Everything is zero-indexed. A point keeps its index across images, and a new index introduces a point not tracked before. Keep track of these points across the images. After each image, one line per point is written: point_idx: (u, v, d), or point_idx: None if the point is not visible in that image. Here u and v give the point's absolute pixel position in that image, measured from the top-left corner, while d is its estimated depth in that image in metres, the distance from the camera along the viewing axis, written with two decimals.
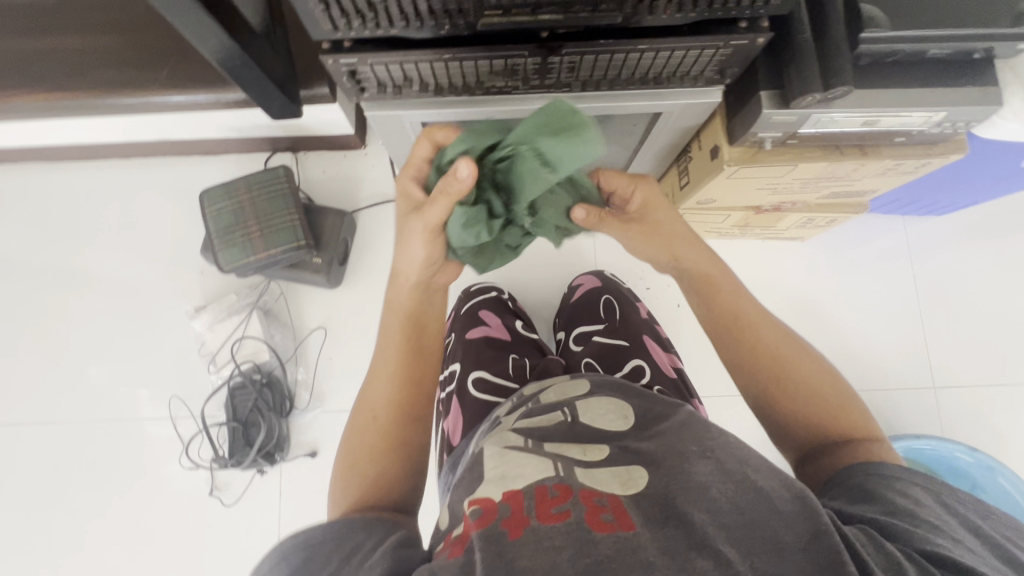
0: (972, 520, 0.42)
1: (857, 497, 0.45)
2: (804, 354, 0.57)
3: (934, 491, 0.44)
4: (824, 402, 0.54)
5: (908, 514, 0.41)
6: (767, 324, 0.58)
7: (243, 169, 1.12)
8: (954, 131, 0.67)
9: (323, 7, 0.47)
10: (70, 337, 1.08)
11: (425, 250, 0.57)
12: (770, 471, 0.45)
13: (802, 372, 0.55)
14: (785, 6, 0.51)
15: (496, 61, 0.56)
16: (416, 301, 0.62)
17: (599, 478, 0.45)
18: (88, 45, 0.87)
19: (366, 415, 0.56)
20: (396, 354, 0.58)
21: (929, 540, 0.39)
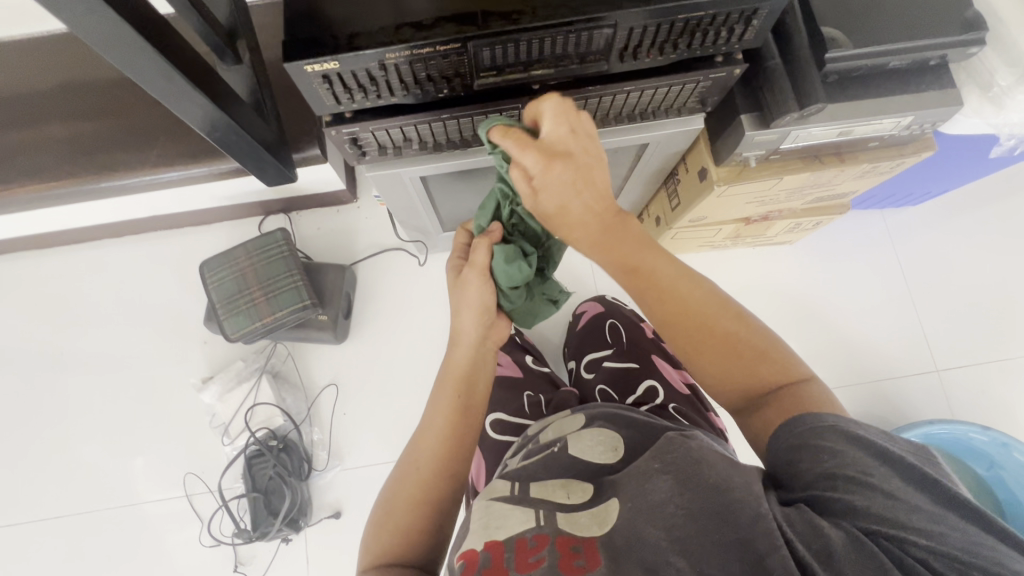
0: (915, 467, 0.42)
1: (787, 474, 0.46)
2: (733, 311, 0.51)
3: (849, 436, 0.44)
4: (753, 357, 0.50)
5: (825, 479, 0.43)
6: (695, 288, 0.52)
7: (238, 234, 1.13)
8: (921, 132, 0.71)
9: (327, 86, 0.49)
10: (74, 424, 1.06)
11: (480, 295, 0.60)
12: (724, 466, 0.48)
13: (730, 330, 0.51)
14: (756, 40, 0.53)
15: (492, 115, 0.58)
16: (475, 359, 0.61)
17: (580, 523, 0.50)
18: (76, 133, 0.87)
19: (411, 464, 0.57)
20: (445, 411, 0.58)
21: (858, 505, 0.40)
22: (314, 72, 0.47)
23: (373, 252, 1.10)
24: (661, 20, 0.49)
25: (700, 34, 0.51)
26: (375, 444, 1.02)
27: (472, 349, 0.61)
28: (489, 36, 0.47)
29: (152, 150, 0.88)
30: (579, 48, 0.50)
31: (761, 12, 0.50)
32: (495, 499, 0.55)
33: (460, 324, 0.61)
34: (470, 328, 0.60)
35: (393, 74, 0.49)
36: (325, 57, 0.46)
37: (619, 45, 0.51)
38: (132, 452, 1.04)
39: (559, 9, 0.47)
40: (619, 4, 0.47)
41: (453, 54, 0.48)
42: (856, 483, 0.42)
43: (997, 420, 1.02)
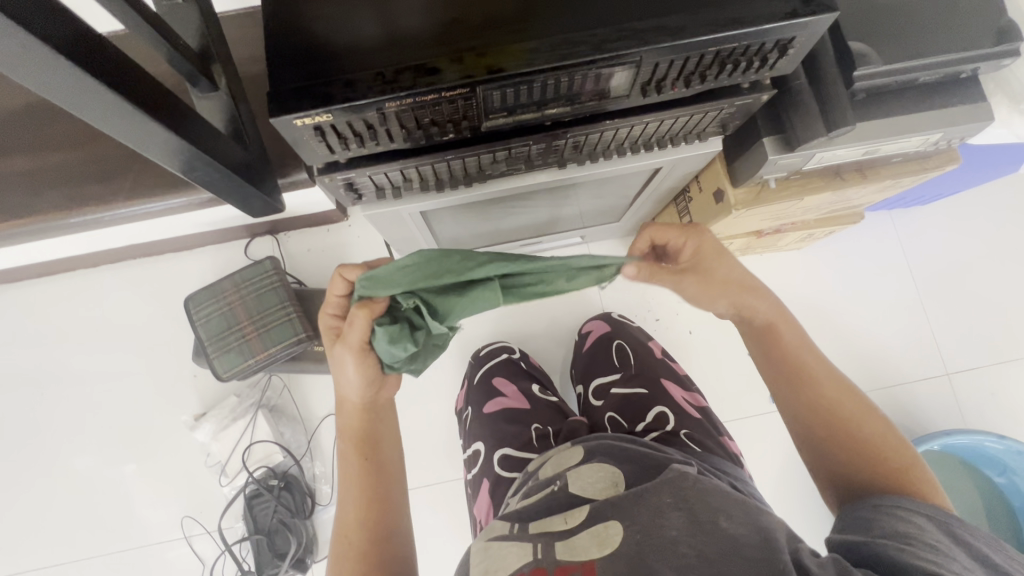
0: (982, 551, 0.43)
1: (854, 526, 0.46)
2: (878, 420, 0.53)
3: (935, 518, 0.44)
4: (880, 458, 0.50)
5: (901, 535, 0.43)
6: (838, 385, 0.54)
7: (224, 259, 1.06)
8: (947, 146, 0.67)
9: (320, 137, 0.44)
10: (61, 468, 1.01)
11: (362, 370, 0.53)
12: (742, 517, 0.48)
13: (864, 430, 0.52)
14: (788, 67, 0.49)
15: (499, 152, 0.54)
16: (367, 419, 0.58)
17: (580, 548, 0.48)
18: (38, 166, 0.79)
19: (339, 544, 0.53)
20: (357, 479, 0.55)
21: (910, 556, 0.41)
22: (304, 125, 0.42)
23: None
24: (693, 53, 0.44)
25: (731, 64, 0.47)
26: None
27: (364, 413, 0.57)
28: (502, 79, 0.42)
29: (122, 182, 0.80)
30: (599, 85, 0.46)
31: (799, 39, 0.45)
32: (494, 538, 0.52)
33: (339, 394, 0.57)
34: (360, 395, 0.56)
35: (393, 122, 0.44)
36: (316, 110, 0.41)
37: (643, 79, 0.46)
38: (124, 496, 0.99)
39: (578, 46, 0.42)
40: (645, 39, 0.42)
41: (461, 99, 0.43)
42: (927, 543, 0.42)
43: (1009, 422, 1.01)
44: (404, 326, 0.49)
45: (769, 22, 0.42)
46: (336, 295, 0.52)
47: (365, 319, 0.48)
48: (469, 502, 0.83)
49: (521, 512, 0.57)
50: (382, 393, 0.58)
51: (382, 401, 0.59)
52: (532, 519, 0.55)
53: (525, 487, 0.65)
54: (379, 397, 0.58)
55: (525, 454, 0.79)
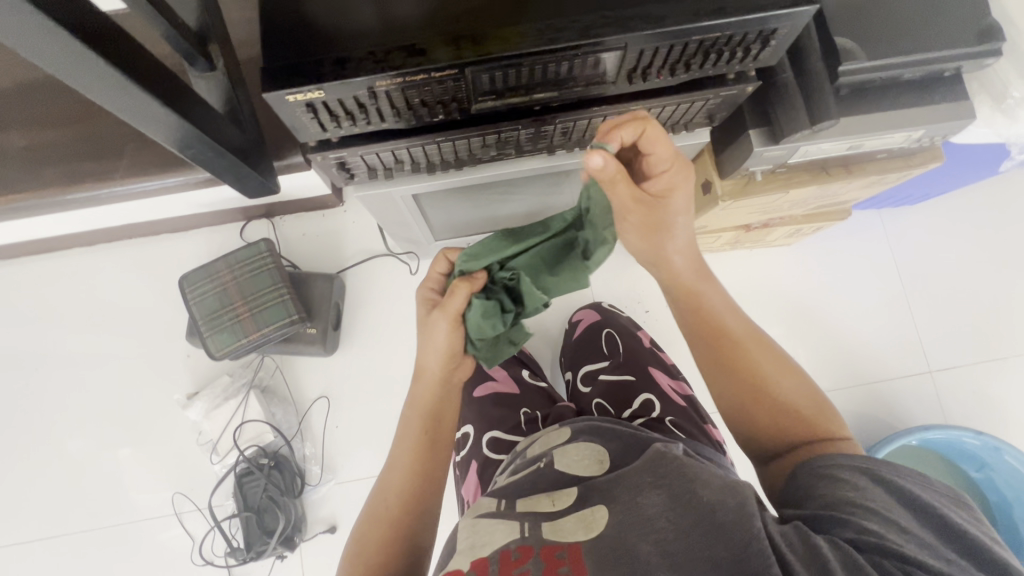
0: (911, 492, 0.45)
1: (804, 499, 0.48)
2: (791, 377, 0.58)
3: (867, 470, 0.47)
4: (796, 410, 0.56)
5: (844, 503, 0.45)
6: (753, 342, 0.60)
7: (219, 241, 1.07)
8: (929, 144, 0.69)
9: (311, 114, 0.45)
10: (53, 443, 1.02)
11: (447, 341, 0.57)
12: (717, 487, 0.49)
13: (779, 383, 0.57)
14: (772, 59, 0.50)
15: (489, 136, 0.55)
16: (441, 394, 0.60)
17: (566, 531, 0.50)
18: (34, 142, 0.79)
19: (378, 505, 0.55)
20: (412, 450, 0.57)
21: (854, 524, 0.43)
22: (296, 101, 0.43)
23: (362, 258, 1.06)
24: (677, 42, 0.45)
25: (715, 54, 0.48)
26: (369, 458, 0.99)
27: (436, 388, 0.60)
28: (489, 61, 0.43)
29: (120, 160, 0.81)
30: (585, 70, 0.47)
31: (781, 31, 0.46)
32: (482, 515, 0.55)
33: (419, 363, 0.60)
34: (437, 369, 0.59)
35: (383, 101, 0.46)
36: (308, 86, 0.42)
37: (628, 67, 0.48)
38: (116, 471, 1.00)
39: (565, 31, 0.43)
40: (630, 26, 0.43)
41: (450, 80, 0.44)
42: (866, 505, 0.44)
43: (988, 419, 1.03)
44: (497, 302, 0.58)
45: (751, 12, 0.44)
46: (435, 274, 0.63)
47: (466, 290, 0.56)
48: (457, 483, 0.85)
49: (508, 489, 0.60)
50: (459, 372, 0.62)
51: (458, 381, 0.62)
52: (519, 497, 0.58)
53: (512, 466, 0.69)
54: (453, 375, 0.61)
55: (514, 438, 0.82)
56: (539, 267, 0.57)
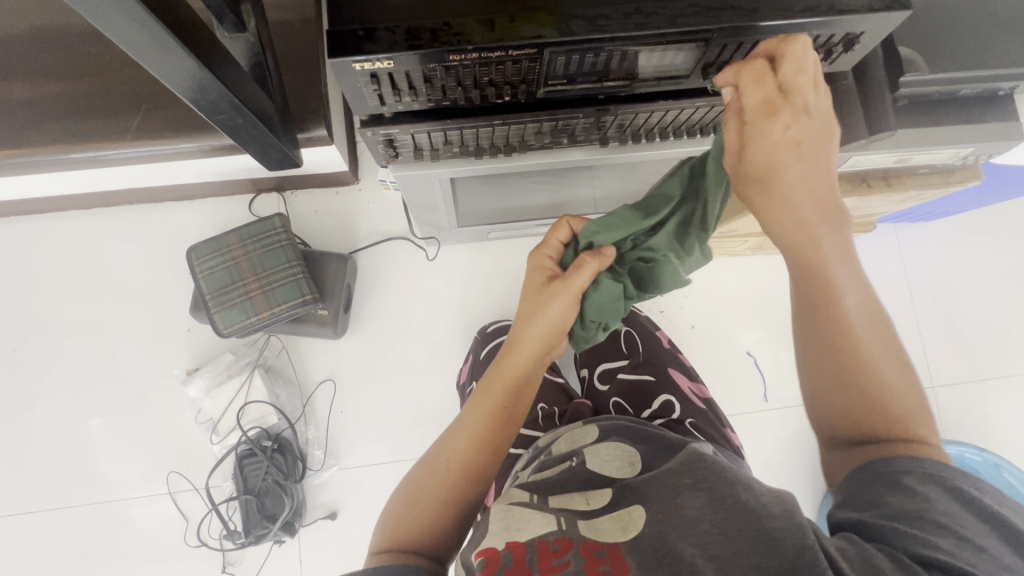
0: (988, 505, 0.40)
1: (857, 501, 0.43)
2: (899, 363, 0.47)
3: (943, 480, 0.41)
4: (884, 400, 0.46)
5: (913, 516, 0.39)
6: (870, 324, 0.47)
7: (226, 213, 1.03)
8: (970, 162, 0.69)
9: (374, 84, 0.43)
10: (40, 414, 0.97)
11: (561, 316, 0.58)
12: (767, 494, 0.46)
13: (878, 368, 0.46)
14: (847, 63, 0.49)
15: (547, 123, 0.52)
16: (528, 372, 0.59)
17: (604, 531, 0.48)
18: (34, 93, 0.73)
19: (440, 462, 0.54)
20: (486, 418, 0.56)
21: (930, 545, 0.38)
22: (361, 70, 0.41)
23: (376, 240, 1.02)
24: (763, 38, 0.43)
25: None
26: (374, 445, 0.97)
27: (528, 362, 0.58)
28: (571, 43, 0.41)
29: (131, 119, 0.76)
30: (662, 60, 0.45)
31: (867, 35, 0.45)
32: (515, 503, 0.52)
33: (518, 332, 0.59)
34: (534, 344, 0.58)
35: (451, 77, 0.43)
36: (377, 56, 0.39)
37: (708, 59, 0.46)
38: (107, 446, 0.96)
39: (653, 16, 0.41)
40: (721, 16, 0.41)
41: (525, 59, 0.42)
42: (939, 523, 0.39)
43: (986, 438, 1.05)
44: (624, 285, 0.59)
45: (844, 13, 0.42)
46: (556, 241, 0.61)
47: (595, 266, 0.56)
48: None
49: (538, 482, 0.57)
50: (549, 353, 0.60)
51: (546, 361, 0.61)
52: (550, 492, 0.55)
53: (537, 460, 0.66)
54: (546, 353, 0.60)
55: (533, 432, 0.81)
56: (676, 242, 0.55)
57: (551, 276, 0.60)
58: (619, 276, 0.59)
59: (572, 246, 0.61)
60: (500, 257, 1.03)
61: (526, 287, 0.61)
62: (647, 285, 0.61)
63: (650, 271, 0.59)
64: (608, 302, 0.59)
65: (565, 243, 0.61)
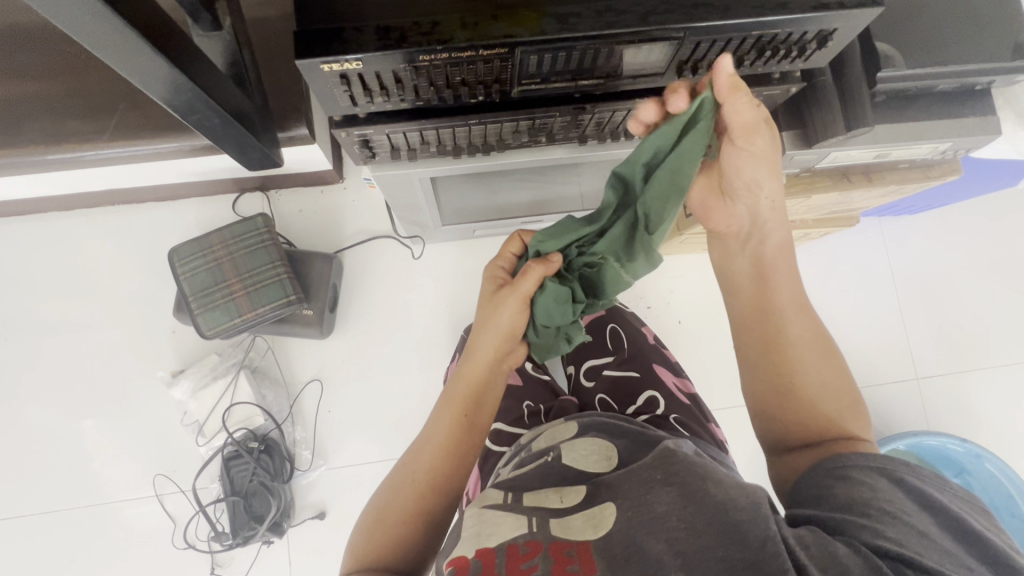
0: (926, 493, 0.43)
1: (812, 498, 0.47)
2: (827, 372, 0.54)
3: (881, 471, 0.45)
4: (813, 404, 0.53)
5: (859, 505, 0.43)
6: (804, 338, 0.55)
7: (209, 213, 1.02)
8: (949, 157, 0.69)
9: (343, 85, 0.42)
10: (24, 417, 0.96)
11: (511, 321, 0.57)
12: (738, 492, 0.47)
13: (807, 378, 0.53)
14: (821, 60, 0.49)
15: (524, 122, 0.52)
16: (488, 379, 0.59)
17: (574, 528, 0.48)
18: (7, 93, 0.72)
19: (406, 475, 0.55)
20: (449, 427, 0.56)
21: (878, 532, 0.41)
22: (331, 71, 0.40)
23: (361, 239, 1.02)
24: (734, 36, 0.43)
25: (769, 51, 0.46)
26: (362, 444, 0.97)
27: (486, 368, 0.58)
28: (542, 42, 0.40)
29: (108, 119, 0.75)
30: (635, 59, 0.45)
31: (839, 32, 0.45)
32: (489, 506, 0.52)
33: (472, 342, 0.59)
34: (487, 351, 0.58)
35: (423, 78, 0.43)
36: (346, 57, 0.39)
37: (681, 58, 0.46)
38: (93, 449, 0.96)
39: (624, 15, 0.41)
40: (692, 15, 0.41)
41: (497, 59, 0.42)
42: (884, 511, 0.42)
43: (970, 428, 1.06)
44: (571, 289, 0.56)
45: (814, 10, 0.42)
46: (509, 254, 0.62)
47: (541, 271, 0.55)
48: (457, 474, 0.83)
49: (514, 480, 0.58)
50: (506, 359, 0.60)
51: (505, 368, 0.61)
52: (525, 490, 0.56)
53: (517, 458, 0.67)
54: (505, 359, 0.60)
55: (517, 430, 0.81)
56: (620, 246, 0.54)
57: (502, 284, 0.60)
58: (567, 281, 0.57)
59: (524, 258, 0.61)
60: (486, 254, 1.02)
61: (480, 299, 0.61)
62: (601, 292, 0.59)
63: (599, 278, 0.57)
64: (553, 308, 0.57)
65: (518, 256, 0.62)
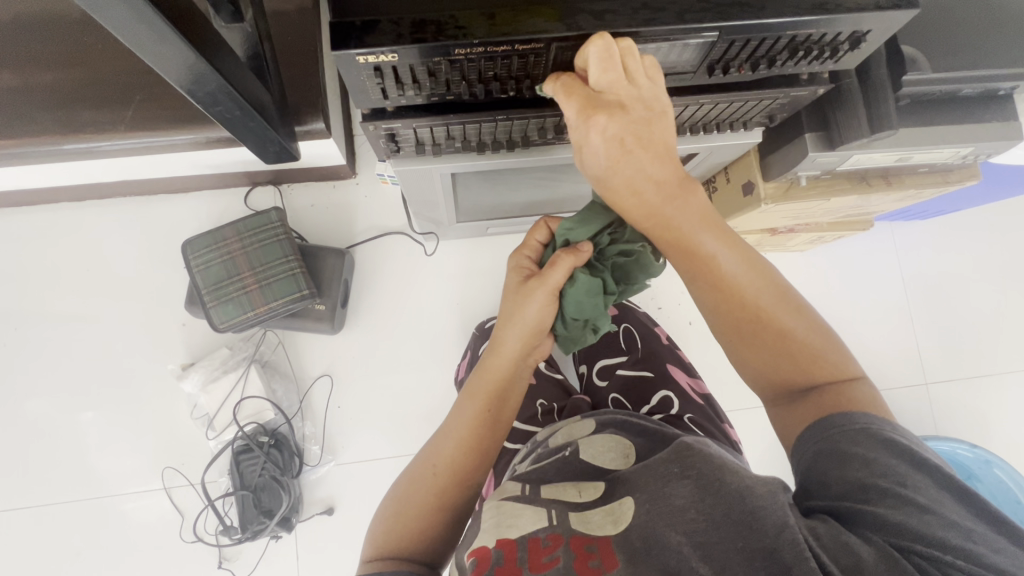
0: (916, 453, 0.42)
1: (808, 484, 0.44)
2: (799, 311, 0.48)
3: (868, 436, 0.43)
4: (807, 356, 0.48)
5: (859, 489, 0.41)
6: (762, 286, 0.48)
7: (221, 206, 1.01)
8: (970, 161, 0.69)
9: (377, 77, 0.42)
10: (32, 408, 0.96)
11: (539, 315, 0.57)
12: (756, 479, 0.46)
13: (789, 327, 0.48)
14: (850, 63, 0.49)
15: (552, 119, 0.52)
16: (513, 373, 0.58)
17: (594, 523, 0.48)
18: (26, 83, 0.72)
19: (427, 469, 0.55)
20: (472, 421, 0.56)
21: (887, 517, 0.39)
22: (365, 63, 0.40)
23: (373, 234, 1.01)
24: (767, 35, 0.43)
25: (803, 51, 0.46)
26: (370, 441, 0.97)
27: (511, 362, 0.58)
28: (577, 38, 0.40)
29: (125, 110, 0.74)
30: (668, 56, 0.44)
31: (873, 33, 0.44)
32: (507, 498, 0.52)
33: (498, 335, 0.58)
34: (513, 345, 0.57)
35: (456, 71, 0.43)
36: (382, 48, 0.38)
37: (713, 57, 0.45)
38: (102, 441, 0.95)
39: (660, 12, 0.41)
40: (726, 13, 0.41)
41: (532, 54, 0.42)
42: (886, 490, 0.40)
43: (978, 433, 1.06)
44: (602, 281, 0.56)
45: (853, 11, 0.42)
46: (534, 243, 0.61)
47: (571, 261, 0.55)
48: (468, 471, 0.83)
49: (531, 473, 0.58)
50: (532, 353, 0.60)
51: (530, 362, 0.60)
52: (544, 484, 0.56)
53: (533, 454, 0.66)
54: (530, 354, 0.60)
55: (530, 428, 0.81)
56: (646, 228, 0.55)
57: (528, 274, 0.59)
58: (597, 272, 0.57)
59: (550, 246, 0.61)
60: (498, 252, 1.02)
61: (505, 291, 0.60)
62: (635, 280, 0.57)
63: (632, 266, 0.56)
64: (582, 300, 0.56)
65: (544, 244, 0.61)
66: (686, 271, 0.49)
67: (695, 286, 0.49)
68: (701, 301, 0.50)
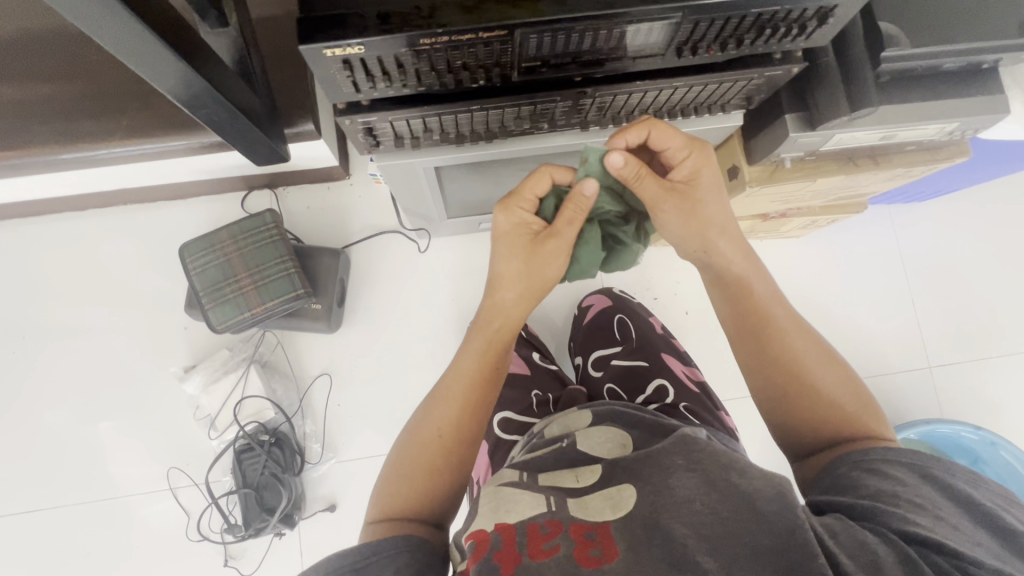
0: (960, 488, 0.44)
1: (833, 487, 0.48)
2: (836, 367, 0.56)
3: (913, 466, 0.46)
4: (840, 412, 0.53)
5: (887, 495, 0.44)
6: (802, 336, 0.56)
7: (218, 210, 1.03)
8: (958, 137, 0.68)
9: (347, 71, 0.43)
10: (40, 414, 0.98)
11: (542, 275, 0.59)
12: (763, 479, 0.46)
13: (824, 384, 0.54)
14: (818, 41, 0.49)
15: (527, 107, 0.53)
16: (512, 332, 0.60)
17: (594, 509, 0.48)
18: (24, 97, 0.74)
19: (433, 430, 0.55)
20: (474, 380, 0.57)
21: (910, 520, 0.41)
22: (333, 56, 0.41)
23: (368, 234, 1.03)
24: (731, 15, 0.43)
25: (769, 29, 0.46)
26: (370, 437, 0.98)
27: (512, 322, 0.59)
28: (540, 24, 0.41)
29: (119, 119, 0.76)
30: (634, 39, 0.45)
31: (841, 8, 0.44)
32: (503, 484, 0.53)
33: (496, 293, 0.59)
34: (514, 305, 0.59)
35: (424, 61, 0.43)
36: (349, 41, 0.39)
37: (679, 39, 0.46)
38: (109, 444, 0.97)
39: None
40: None
41: (497, 42, 0.42)
42: (912, 502, 0.43)
43: (983, 416, 1.05)
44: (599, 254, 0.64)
45: None
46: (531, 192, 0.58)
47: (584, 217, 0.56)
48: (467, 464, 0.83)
49: (527, 460, 0.58)
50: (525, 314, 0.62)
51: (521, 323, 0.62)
52: (539, 471, 0.56)
53: (529, 444, 0.66)
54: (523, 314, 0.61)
55: (527, 419, 0.81)
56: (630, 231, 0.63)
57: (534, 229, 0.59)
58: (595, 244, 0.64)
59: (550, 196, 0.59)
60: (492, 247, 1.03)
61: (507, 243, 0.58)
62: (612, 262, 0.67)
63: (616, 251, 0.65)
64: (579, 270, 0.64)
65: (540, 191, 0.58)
66: (732, 308, 0.59)
67: (739, 322, 0.59)
68: (743, 338, 0.59)
